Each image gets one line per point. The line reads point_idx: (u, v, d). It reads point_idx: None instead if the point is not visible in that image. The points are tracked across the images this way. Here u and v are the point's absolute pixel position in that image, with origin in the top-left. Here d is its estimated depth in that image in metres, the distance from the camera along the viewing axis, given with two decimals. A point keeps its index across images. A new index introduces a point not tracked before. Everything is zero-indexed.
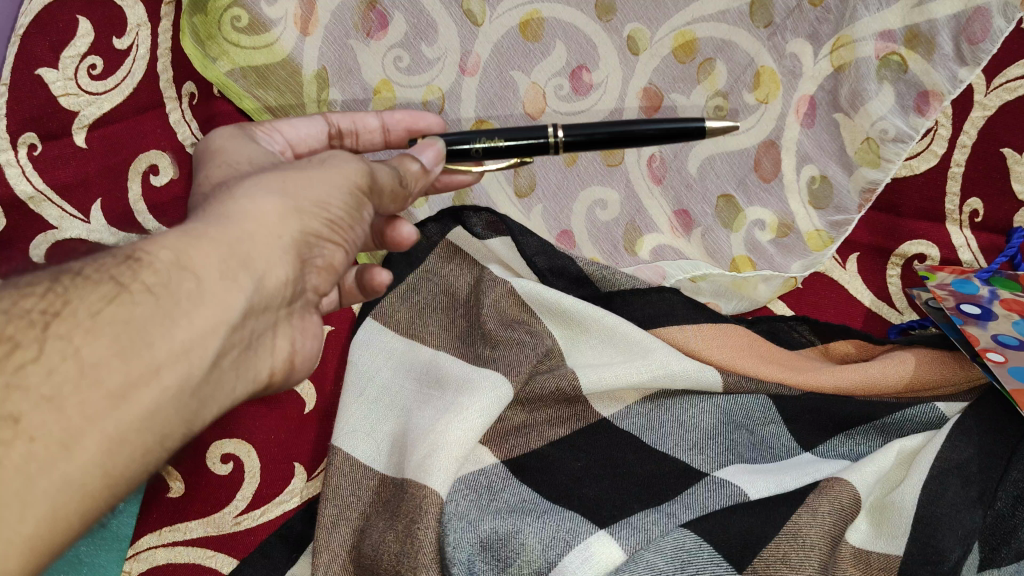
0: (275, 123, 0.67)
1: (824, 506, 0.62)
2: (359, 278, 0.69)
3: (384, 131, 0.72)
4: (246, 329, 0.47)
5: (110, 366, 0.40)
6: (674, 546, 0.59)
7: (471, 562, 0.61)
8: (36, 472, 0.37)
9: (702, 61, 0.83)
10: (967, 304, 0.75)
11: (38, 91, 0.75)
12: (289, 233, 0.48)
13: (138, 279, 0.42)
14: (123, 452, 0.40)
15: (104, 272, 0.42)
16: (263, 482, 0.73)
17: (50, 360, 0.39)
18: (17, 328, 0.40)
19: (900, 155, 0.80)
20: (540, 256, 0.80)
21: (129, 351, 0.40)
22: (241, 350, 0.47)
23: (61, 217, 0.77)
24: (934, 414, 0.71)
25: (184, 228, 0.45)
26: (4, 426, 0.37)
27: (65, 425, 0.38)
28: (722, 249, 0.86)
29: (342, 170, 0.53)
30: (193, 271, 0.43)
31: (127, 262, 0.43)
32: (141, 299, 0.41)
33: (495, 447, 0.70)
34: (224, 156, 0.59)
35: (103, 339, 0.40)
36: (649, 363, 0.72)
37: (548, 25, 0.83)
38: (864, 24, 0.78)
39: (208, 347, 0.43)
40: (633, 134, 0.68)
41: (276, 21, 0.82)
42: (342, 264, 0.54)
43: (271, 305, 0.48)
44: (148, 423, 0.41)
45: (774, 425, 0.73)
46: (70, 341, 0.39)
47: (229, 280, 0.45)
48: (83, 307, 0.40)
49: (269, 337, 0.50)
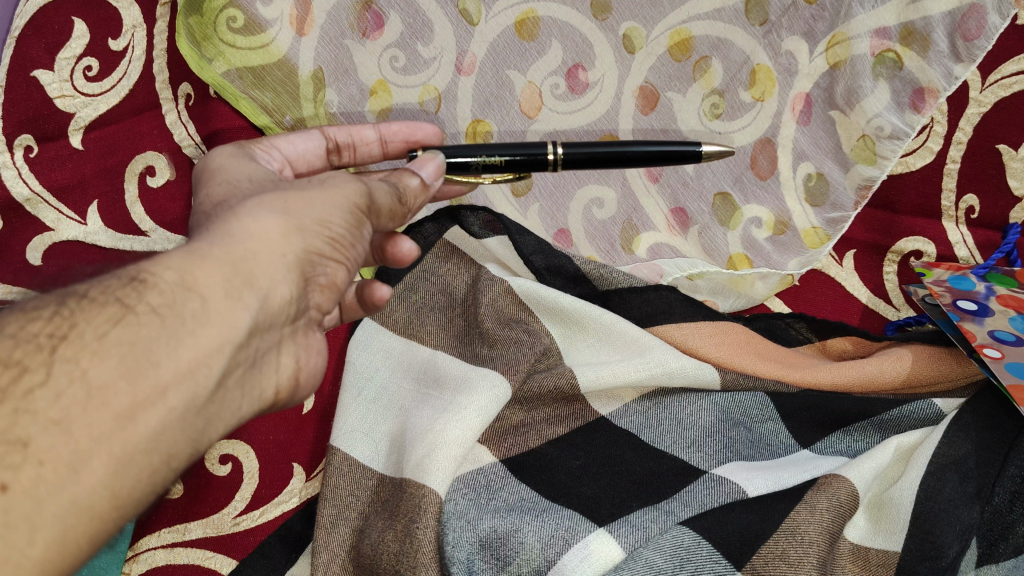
0: (273, 140, 0.67)
1: (823, 501, 0.62)
2: (360, 294, 0.68)
3: (381, 143, 0.72)
4: (251, 347, 0.47)
5: (116, 388, 0.40)
6: (673, 543, 0.59)
7: (470, 561, 0.61)
8: (44, 495, 0.38)
9: (698, 59, 0.83)
10: (963, 301, 0.75)
11: (35, 92, 0.77)
12: (293, 250, 0.49)
13: (144, 300, 0.43)
14: (129, 472, 0.41)
15: (110, 294, 0.43)
16: (262, 482, 0.73)
17: (58, 383, 0.40)
18: (24, 352, 0.41)
19: (897, 152, 0.81)
20: (536, 255, 0.80)
21: (134, 373, 0.41)
22: (246, 367, 0.48)
23: (59, 219, 0.77)
24: (932, 410, 0.72)
25: (190, 248, 0.46)
26: (13, 450, 0.38)
27: (74, 447, 0.39)
28: (719, 247, 0.86)
29: (341, 189, 0.53)
30: (198, 291, 0.44)
31: (133, 284, 0.44)
32: (147, 320, 0.42)
33: (494, 446, 0.70)
34: (223, 171, 0.58)
35: (109, 361, 0.41)
36: (647, 361, 0.72)
37: (544, 24, 0.83)
38: (859, 21, 0.78)
39: (212, 368, 0.44)
40: (630, 154, 0.71)
41: (272, 22, 0.80)
42: (343, 282, 0.55)
43: (275, 323, 0.49)
44: (154, 444, 0.42)
45: (772, 421, 0.73)
46: (77, 364, 0.40)
47: (234, 299, 0.45)
48: (89, 330, 0.42)
49: (273, 356, 0.50)
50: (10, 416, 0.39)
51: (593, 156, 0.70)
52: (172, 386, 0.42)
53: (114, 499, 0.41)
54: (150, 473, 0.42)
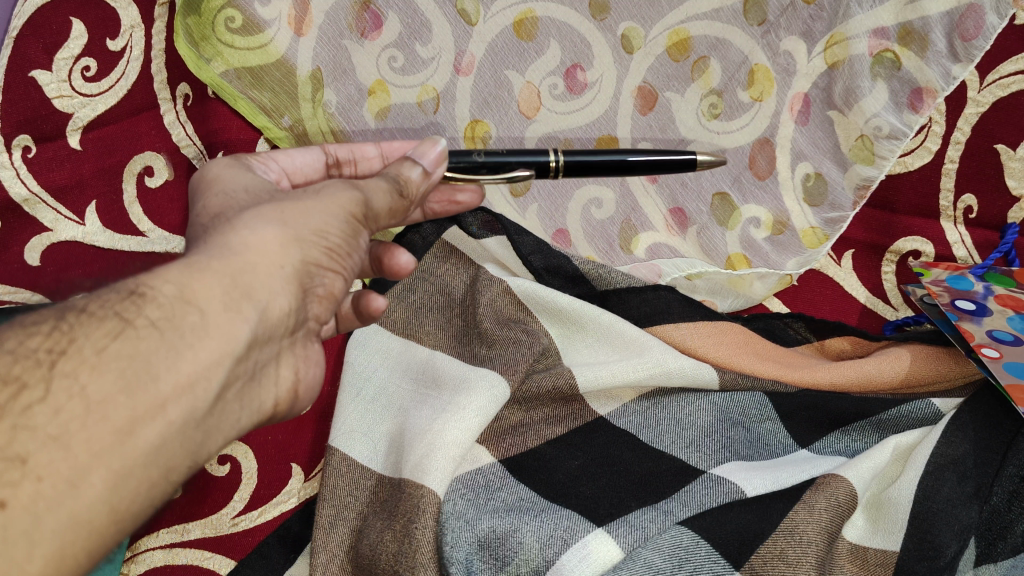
0: (271, 152, 0.67)
1: (821, 502, 0.62)
2: (357, 305, 0.68)
3: (382, 160, 0.73)
4: (250, 360, 0.47)
5: (115, 402, 0.40)
6: (671, 544, 0.59)
7: (469, 562, 0.61)
8: (44, 511, 0.38)
9: (696, 59, 0.83)
10: (961, 300, 0.76)
11: (32, 93, 0.76)
12: (290, 261, 0.49)
13: (142, 314, 0.43)
14: (128, 486, 0.41)
15: (109, 308, 0.43)
16: (261, 483, 0.73)
17: (57, 399, 0.40)
18: (24, 368, 0.41)
19: (895, 152, 0.81)
20: (535, 255, 0.80)
21: (134, 388, 0.41)
22: (246, 381, 0.48)
23: (57, 219, 0.78)
24: (930, 410, 0.72)
25: (188, 261, 0.46)
26: (13, 466, 0.38)
27: (73, 462, 0.39)
28: (718, 247, 0.86)
29: (336, 200, 0.53)
30: (196, 304, 0.44)
31: (131, 297, 0.43)
32: (146, 334, 0.42)
33: (492, 446, 0.70)
34: (223, 180, 0.58)
35: (108, 375, 0.41)
36: (646, 360, 0.72)
37: (542, 24, 0.83)
38: (858, 21, 0.78)
39: (211, 381, 0.44)
40: (629, 163, 0.72)
41: (270, 22, 0.81)
42: (341, 291, 0.54)
43: (275, 334, 0.48)
44: (153, 458, 0.42)
45: (770, 421, 0.73)
46: (76, 379, 0.40)
47: (233, 311, 0.45)
48: (89, 345, 0.42)
49: (272, 367, 0.50)
50: (8, 433, 0.39)
51: (592, 164, 0.72)
52: (171, 399, 0.42)
53: (113, 513, 0.41)
54: (150, 486, 0.42)
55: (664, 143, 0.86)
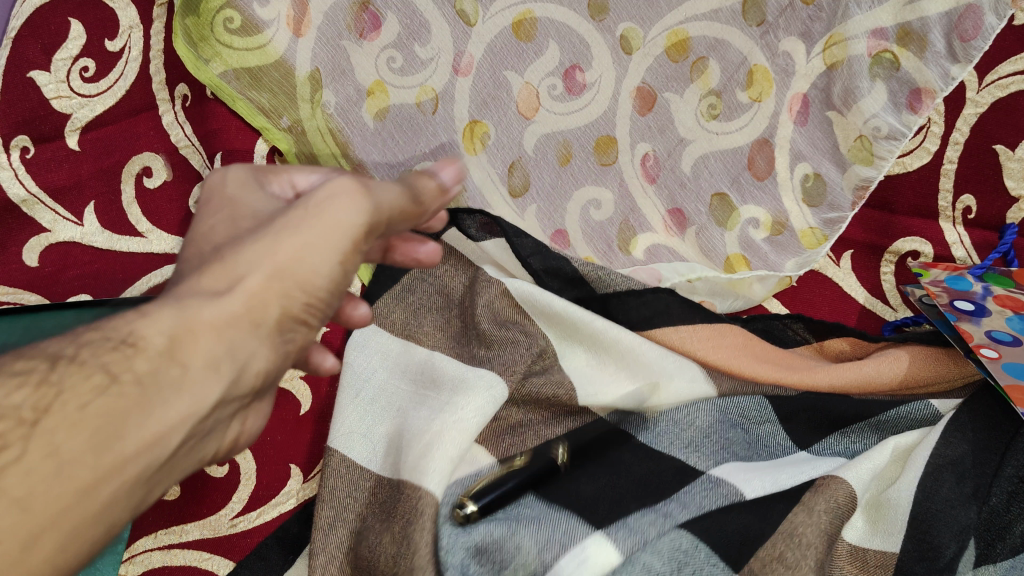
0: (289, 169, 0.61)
1: (821, 503, 0.62)
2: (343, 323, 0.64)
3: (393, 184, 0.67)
4: (208, 421, 0.46)
5: (82, 460, 0.40)
6: (671, 547, 0.59)
7: (465, 565, 0.60)
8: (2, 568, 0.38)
9: (695, 60, 0.84)
10: (960, 301, 0.76)
11: (31, 94, 0.76)
12: (268, 321, 0.48)
13: (130, 369, 0.43)
14: (76, 545, 0.41)
15: (94, 361, 0.43)
16: (259, 484, 0.73)
17: (31, 458, 0.40)
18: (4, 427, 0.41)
19: (893, 152, 0.81)
20: (534, 257, 0.80)
21: (101, 447, 0.41)
22: (195, 440, 0.46)
23: (55, 220, 0.78)
24: (929, 410, 0.72)
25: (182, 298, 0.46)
26: None
27: (30, 525, 0.39)
28: (716, 249, 0.86)
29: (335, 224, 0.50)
30: (182, 362, 0.44)
31: (122, 349, 0.43)
32: (129, 391, 0.42)
33: (490, 448, 0.70)
34: (235, 205, 0.56)
35: (83, 433, 0.41)
36: (654, 376, 0.72)
37: (542, 25, 0.83)
38: (856, 22, 0.79)
39: (169, 439, 0.43)
40: None
41: (269, 23, 0.80)
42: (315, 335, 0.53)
43: (241, 394, 0.48)
44: (103, 515, 0.42)
45: (769, 424, 0.73)
46: (54, 436, 0.40)
47: (213, 369, 0.45)
48: (73, 400, 0.41)
49: (227, 423, 0.49)
50: None
51: None
52: (132, 458, 0.42)
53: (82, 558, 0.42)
54: (109, 530, 0.43)
55: (663, 143, 0.86)
